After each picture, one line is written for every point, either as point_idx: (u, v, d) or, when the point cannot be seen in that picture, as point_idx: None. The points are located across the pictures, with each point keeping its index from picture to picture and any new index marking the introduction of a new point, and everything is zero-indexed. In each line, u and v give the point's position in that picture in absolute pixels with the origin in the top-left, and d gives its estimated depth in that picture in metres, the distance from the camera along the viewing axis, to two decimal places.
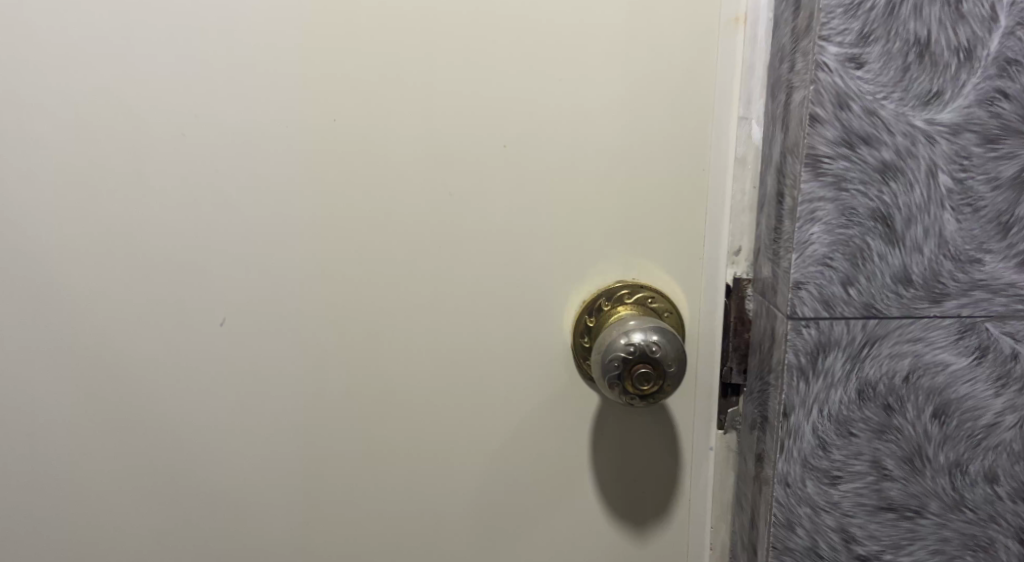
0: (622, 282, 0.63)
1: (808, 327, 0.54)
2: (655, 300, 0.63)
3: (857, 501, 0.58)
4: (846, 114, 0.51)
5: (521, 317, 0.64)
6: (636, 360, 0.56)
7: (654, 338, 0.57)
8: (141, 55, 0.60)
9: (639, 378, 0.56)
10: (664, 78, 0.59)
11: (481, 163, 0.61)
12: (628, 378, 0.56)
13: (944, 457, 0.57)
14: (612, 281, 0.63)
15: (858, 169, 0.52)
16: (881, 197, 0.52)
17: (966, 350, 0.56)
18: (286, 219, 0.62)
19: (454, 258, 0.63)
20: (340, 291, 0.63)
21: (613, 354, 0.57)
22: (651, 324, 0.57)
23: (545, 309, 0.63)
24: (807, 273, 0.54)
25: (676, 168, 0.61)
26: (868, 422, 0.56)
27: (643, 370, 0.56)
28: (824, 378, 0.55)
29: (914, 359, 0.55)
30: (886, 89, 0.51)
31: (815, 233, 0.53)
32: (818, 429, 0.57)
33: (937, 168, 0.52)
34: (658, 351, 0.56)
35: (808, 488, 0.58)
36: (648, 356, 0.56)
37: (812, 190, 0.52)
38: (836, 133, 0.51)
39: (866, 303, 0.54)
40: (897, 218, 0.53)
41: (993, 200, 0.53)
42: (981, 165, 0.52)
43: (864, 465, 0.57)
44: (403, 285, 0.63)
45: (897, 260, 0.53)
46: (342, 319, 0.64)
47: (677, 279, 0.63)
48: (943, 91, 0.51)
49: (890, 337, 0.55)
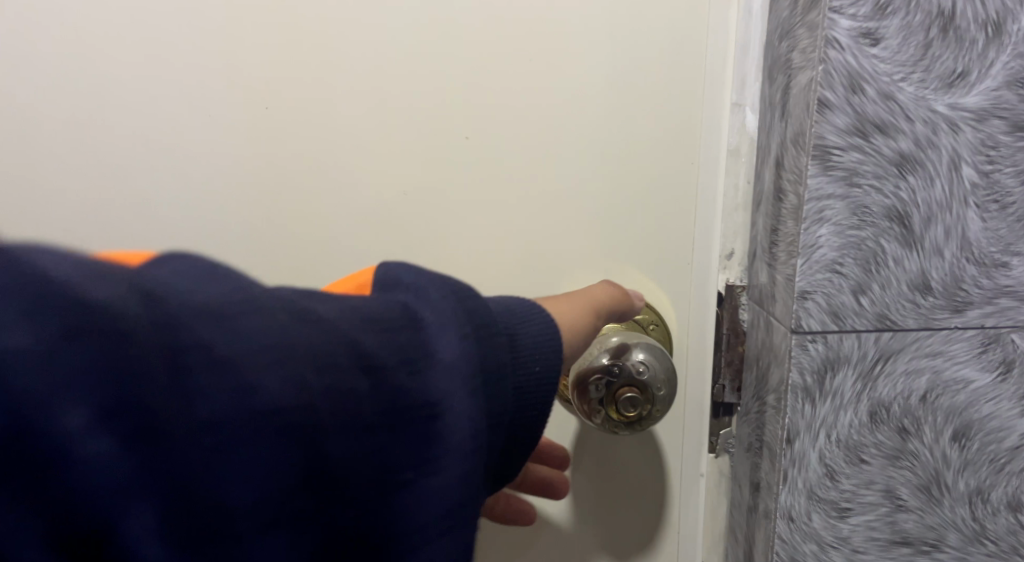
0: None
1: (814, 342, 0.48)
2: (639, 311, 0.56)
3: (869, 535, 0.51)
4: (859, 98, 0.44)
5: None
6: (621, 382, 0.50)
7: (641, 357, 0.50)
8: (43, 34, 0.52)
9: (624, 403, 0.50)
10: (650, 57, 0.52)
11: (437, 157, 0.53)
12: (611, 403, 0.50)
13: (964, 484, 0.51)
14: None
15: (872, 162, 0.45)
16: (897, 193, 0.46)
17: (989, 365, 0.49)
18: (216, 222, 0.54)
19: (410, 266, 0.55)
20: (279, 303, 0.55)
21: (595, 376, 0.50)
22: (636, 341, 0.51)
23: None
24: (814, 280, 0.47)
25: (662, 163, 0.54)
26: (881, 447, 0.50)
27: (629, 393, 0.50)
28: (832, 400, 0.49)
29: (932, 377, 0.49)
30: (903, 69, 0.44)
31: (823, 234, 0.46)
32: (826, 456, 0.50)
33: (960, 159, 0.46)
34: (646, 372, 0.50)
35: (814, 522, 0.51)
36: (632, 380, 0.50)
37: (819, 185, 0.45)
38: (847, 120, 0.45)
39: (879, 315, 0.48)
40: (915, 217, 0.46)
41: (1022, 195, 0.46)
42: (1009, 156, 0.46)
43: (876, 495, 0.51)
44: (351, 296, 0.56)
45: (914, 265, 0.47)
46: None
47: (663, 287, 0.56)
48: (968, 71, 0.45)
49: (905, 352, 0.48)
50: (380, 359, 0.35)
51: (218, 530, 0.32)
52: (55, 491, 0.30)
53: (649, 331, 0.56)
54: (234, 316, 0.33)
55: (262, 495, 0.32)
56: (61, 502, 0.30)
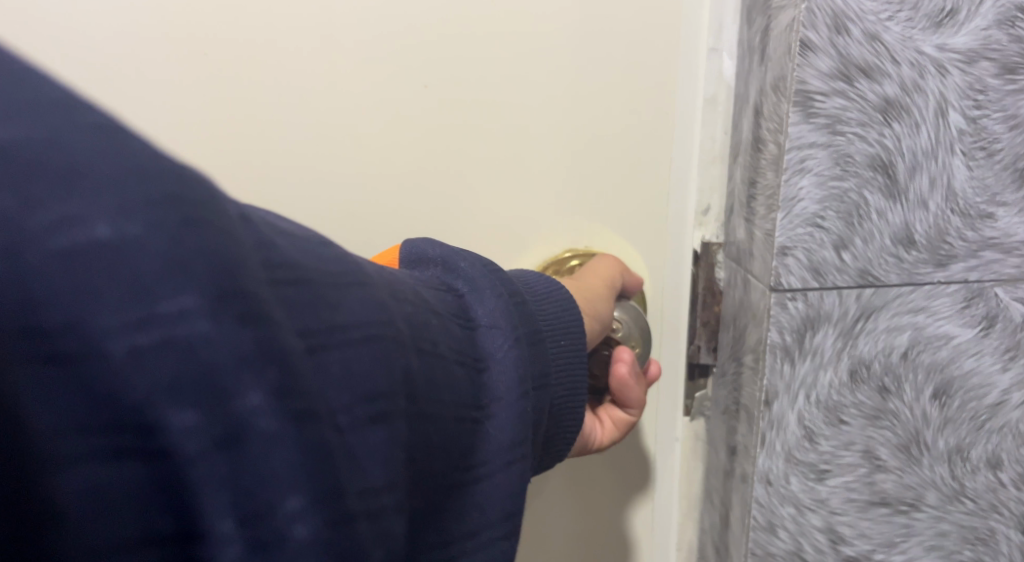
0: (572, 252, 0.53)
1: (794, 300, 0.45)
2: None
3: (847, 497, 0.50)
4: (844, 39, 0.41)
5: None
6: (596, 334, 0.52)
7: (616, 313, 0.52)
8: None
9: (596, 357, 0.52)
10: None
11: (394, 107, 0.50)
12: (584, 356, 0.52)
13: (943, 442, 0.50)
14: (561, 251, 0.54)
15: (856, 108, 0.43)
16: (882, 141, 0.43)
17: (972, 320, 0.48)
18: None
19: (368, 224, 0.53)
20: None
21: None
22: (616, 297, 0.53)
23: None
24: (794, 236, 0.44)
25: (633, 112, 0.51)
26: (861, 407, 0.48)
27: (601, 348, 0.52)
28: (811, 359, 0.47)
29: (913, 333, 0.47)
30: (890, 8, 0.41)
31: (805, 186, 0.44)
32: (805, 418, 0.48)
33: (947, 105, 0.43)
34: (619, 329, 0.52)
35: (792, 485, 0.49)
36: (608, 336, 0.52)
37: (801, 134, 0.43)
38: (830, 63, 0.42)
39: (862, 270, 0.45)
40: (900, 166, 0.44)
41: (1010, 141, 0.44)
42: (998, 100, 0.43)
43: (855, 456, 0.49)
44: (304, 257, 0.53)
45: (898, 217, 0.45)
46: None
47: (636, 244, 0.54)
48: (958, 9, 0.42)
49: (887, 309, 0.46)
50: (443, 311, 0.35)
51: (329, 418, 0.27)
52: (162, 354, 0.25)
53: None
54: (320, 251, 0.30)
55: (364, 398, 0.29)
56: (174, 365, 0.25)
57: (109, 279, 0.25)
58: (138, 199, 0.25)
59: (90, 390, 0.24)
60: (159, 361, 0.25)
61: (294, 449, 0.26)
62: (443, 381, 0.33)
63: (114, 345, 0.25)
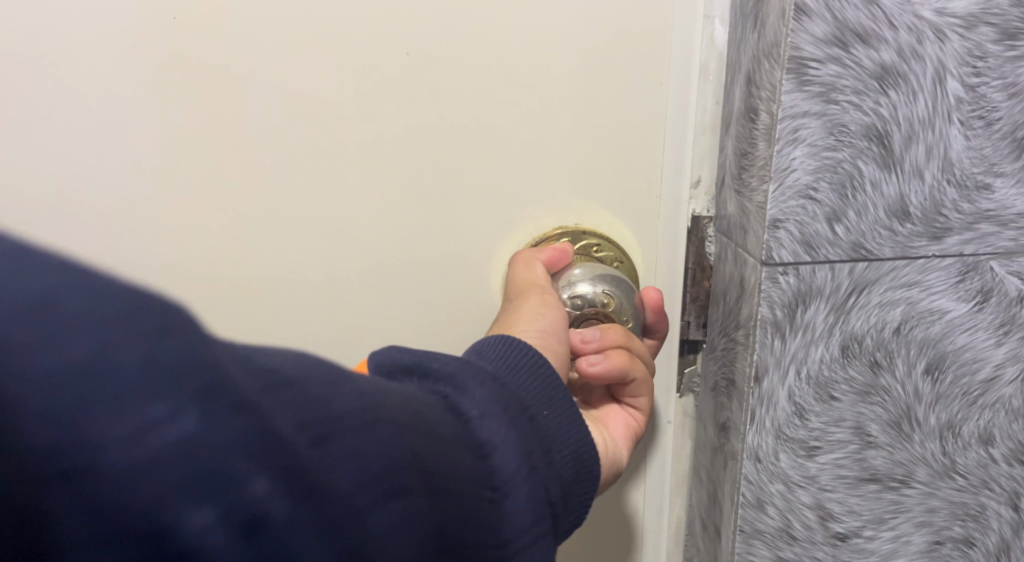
0: (563, 230, 0.52)
1: (786, 274, 0.44)
2: (601, 247, 0.52)
3: (836, 474, 0.49)
4: (840, 3, 0.40)
5: (434, 270, 0.52)
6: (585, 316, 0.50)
7: (602, 288, 0.50)
8: None
9: None
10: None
11: (373, 75, 0.48)
12: None
13: (935, 418, 0.49)
14: (551, 229, 0.52)
15: (852, 75, 0.41)
16: (877, 110, 0.42)
17: (967, 295, 0.47)
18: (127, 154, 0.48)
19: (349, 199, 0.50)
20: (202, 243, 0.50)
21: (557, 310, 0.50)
22: (599, 271, 0.50)
23: (463, 260, 0.52)
24: (786, 208, 0.43)
25: (625, 80, 0.49)
26: (852, 383, 0.47)
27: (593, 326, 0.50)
28: (803, 335, 0.46)
29: (907, 308, 0.46)
30: None
31: (798, 157, 0.42)
32: (795, 394, 0.47)
33: (946, 72, 0.42)
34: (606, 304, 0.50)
35: (782, 463, 0.48)
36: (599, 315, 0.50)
37: (794, 102, 0.41)
38: (826, 29, 0.40)
39: (855, 244, 0.44)
40: (895, 136, 0.42)
41: (1009, 110, 0.43)
42: (997, 67, 0.42)
43: (845, 432, 0.48)
44: (290, 273, 0.51)
45: (893, 189, 0.43)
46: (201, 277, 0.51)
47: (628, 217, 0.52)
48: None
49: (880, 283, 0.45)
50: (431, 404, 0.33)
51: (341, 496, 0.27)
52: (166, 460, 0.25)
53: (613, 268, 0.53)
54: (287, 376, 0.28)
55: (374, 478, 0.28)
56: (180, 471, 0.25)
57: (105, 412, 0.24)
58: (111, 331, 0.24)
59: (101, 508, 0.24)
60: (170, 464, 0.25)
61: (313, 529, 0.26)
62: (448, 451, 0.31)
63: (118, 460, 0.24)
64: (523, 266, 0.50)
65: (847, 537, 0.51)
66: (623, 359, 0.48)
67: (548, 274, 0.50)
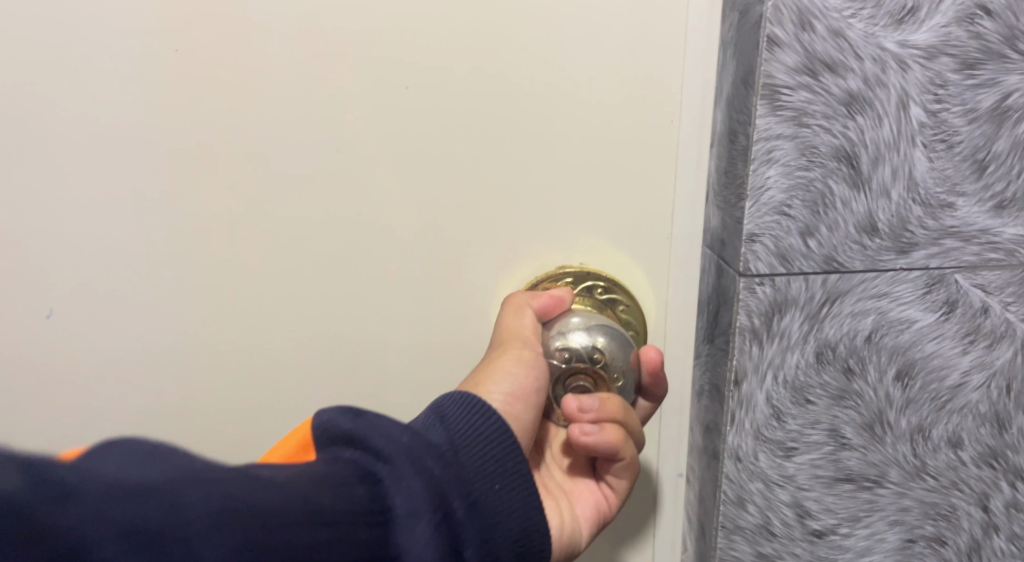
0: (566, 270, 0.54)
1: (763, 285, 0.47)
2: (607, 289, 0.54)
3: (813, 473, 0.52)
4: (809, 36, 0.43)
5: (438, 288, 0.55)
6: (575, 366, 0.50)
7: (599, 341, 0.50)
8: None
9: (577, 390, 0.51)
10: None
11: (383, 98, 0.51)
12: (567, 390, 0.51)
13: (906, 422, 0.52)
14: (554, 269, 0.54)
15: (821, 101, 0.44)
16: (846, 133, 0.45)
17: (933, 306, 0.50)
18: (152, 169, 0.52)
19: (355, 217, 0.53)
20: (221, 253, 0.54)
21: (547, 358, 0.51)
22: (596, 324, 0.51)
23: (463, 281, 0.54)
24: (762, 223, 0.46)
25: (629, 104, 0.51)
26: (826, 387, 0.50)
27: (582, 383, 0.51)
28: (779, 342, 0.49)
29: (877, 318, 0.49)
30: (853, 5, 0.43)
31: (772, 176, 0.46)
32: (772, 398, 0.50)
33: (909, 99, 0.45)
34: (601, 357, 0.50)
35: (761, 462, 0.52)
36: (592, 370, 0.50)
37: (768, 126, 0.45)
38: (796, 58, 0.44)
39: (827, 257, 0.47)
40: (863, 157, 0.46)
41: (969, 134, 0.46)
42: (958, 94, 0.45)
43: (821, 434, 0.51)
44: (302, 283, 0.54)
45: (861, 206, 0.47)
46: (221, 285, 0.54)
47: (640, 242, 0.54)
48: (919, 7, 0.44)
49: (851, 294, 0.49)
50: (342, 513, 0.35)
51: None
52: None
53: (618, 310, 0.55)
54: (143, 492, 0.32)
55: None
56: None
57: None
58: None
59: None
60: None
61: None
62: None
63: None
64: (512, 334, 0.51)
65: (824, 534, 0.54)
66: (617, 435, 0.50)
67: (540, 321, 0.52)
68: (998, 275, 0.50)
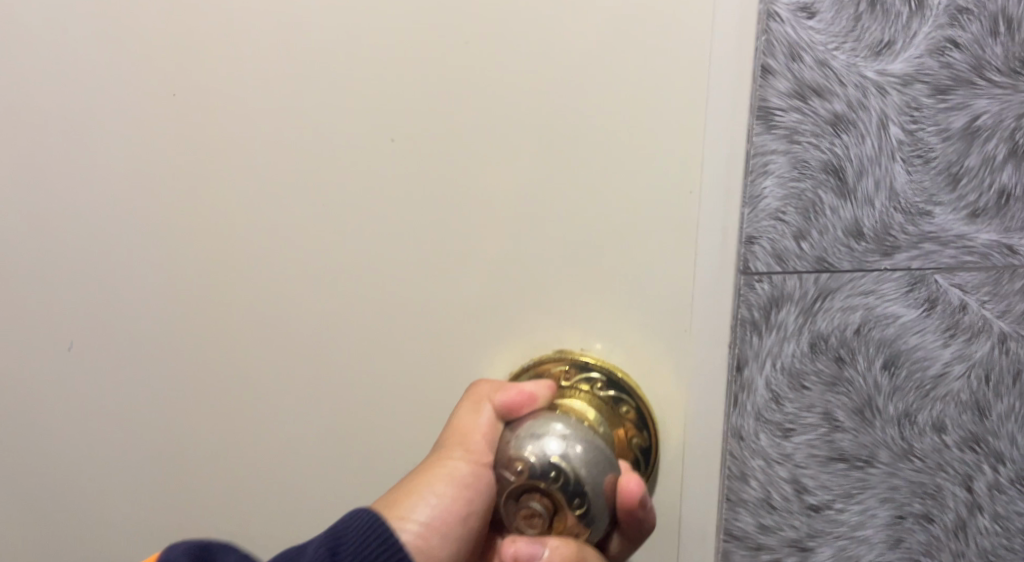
0: (560, 355, 0.55)
1: (761, 281, 0.54)
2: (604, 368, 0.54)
3: (809, 452, 0.59)
4: (798, 66, 0.51)
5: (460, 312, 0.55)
6: (535, 480, 0.47)
7: (574, 450, 0.47)
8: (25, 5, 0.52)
9: (531, 511, 0.47)
10: (636, 40, 0.49)
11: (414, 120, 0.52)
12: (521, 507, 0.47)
13: (893, 407, 0.58)
14: (549, 354, 0.55)
15: (811, 121, 0.52)
16: (833, 149, 0.52)
17: (916, 302, 0.56)
18: (195, 193, 0.54)
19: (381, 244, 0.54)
20: (252, 305, 0.56)
21: (506, 467, 0.47)
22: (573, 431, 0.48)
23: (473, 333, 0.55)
24: (759, 227, 0.53)
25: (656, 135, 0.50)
26: (820, 374, 0.57)
27: (543, 501, 0.47)
28: (777, 332, 0.56)
29: (865, 313, 0.56)
30: (837, 40, 0.51)
31: (768, 186, 0.53)
32: (771, 383, 0.57)
33: (888, 119, 0.52)
34: (563, 470, 0.46)
35: (762, 441, 0.58)
36: (547, 488, 0.46)
37: (764, 143, 0.52)
38: (788, 85, 0.51)
39: (818, 258, 0.54)
40: (849, 171, 0.53)
41: (943, 150, 0.53)
42: (931, 116, 0.52)
43: (816, 417, 0.58)
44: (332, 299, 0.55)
45: (848, 213, 0.53)
46: (250, 336, 0.57)
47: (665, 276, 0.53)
48: (894, 41, 0.51)
49: (841, 291, 0.55)
50: None
51: None
52: None
53: (619, 394, 0.55)
54: None
55: None
56: None
57: None
58: None
59: None
60: None
61: None
62: None
63: None
64: (451, 471, 0.50)
65: (820, 508, 0.60)
66: None
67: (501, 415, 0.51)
68: (974, 275, 0.56)
